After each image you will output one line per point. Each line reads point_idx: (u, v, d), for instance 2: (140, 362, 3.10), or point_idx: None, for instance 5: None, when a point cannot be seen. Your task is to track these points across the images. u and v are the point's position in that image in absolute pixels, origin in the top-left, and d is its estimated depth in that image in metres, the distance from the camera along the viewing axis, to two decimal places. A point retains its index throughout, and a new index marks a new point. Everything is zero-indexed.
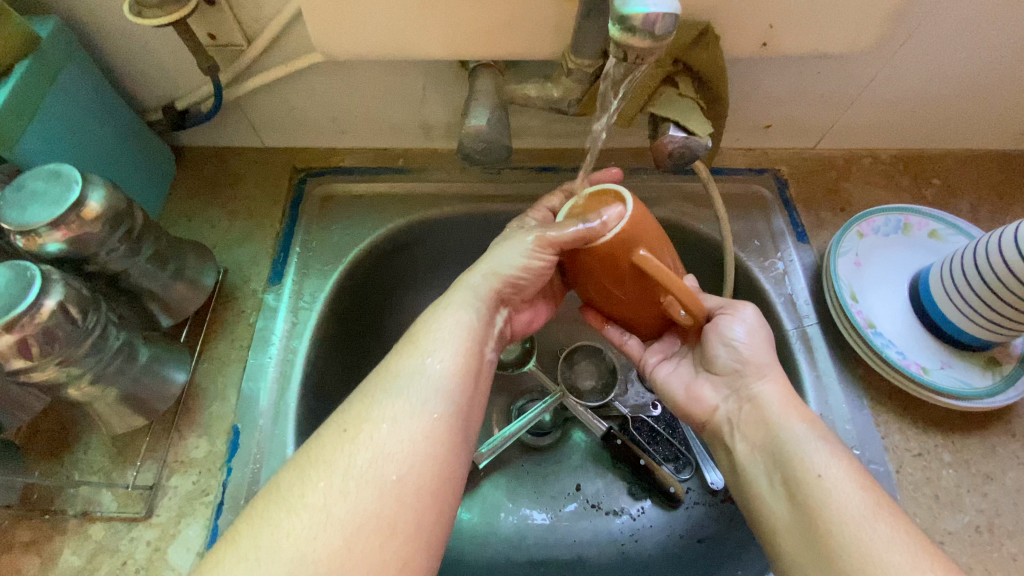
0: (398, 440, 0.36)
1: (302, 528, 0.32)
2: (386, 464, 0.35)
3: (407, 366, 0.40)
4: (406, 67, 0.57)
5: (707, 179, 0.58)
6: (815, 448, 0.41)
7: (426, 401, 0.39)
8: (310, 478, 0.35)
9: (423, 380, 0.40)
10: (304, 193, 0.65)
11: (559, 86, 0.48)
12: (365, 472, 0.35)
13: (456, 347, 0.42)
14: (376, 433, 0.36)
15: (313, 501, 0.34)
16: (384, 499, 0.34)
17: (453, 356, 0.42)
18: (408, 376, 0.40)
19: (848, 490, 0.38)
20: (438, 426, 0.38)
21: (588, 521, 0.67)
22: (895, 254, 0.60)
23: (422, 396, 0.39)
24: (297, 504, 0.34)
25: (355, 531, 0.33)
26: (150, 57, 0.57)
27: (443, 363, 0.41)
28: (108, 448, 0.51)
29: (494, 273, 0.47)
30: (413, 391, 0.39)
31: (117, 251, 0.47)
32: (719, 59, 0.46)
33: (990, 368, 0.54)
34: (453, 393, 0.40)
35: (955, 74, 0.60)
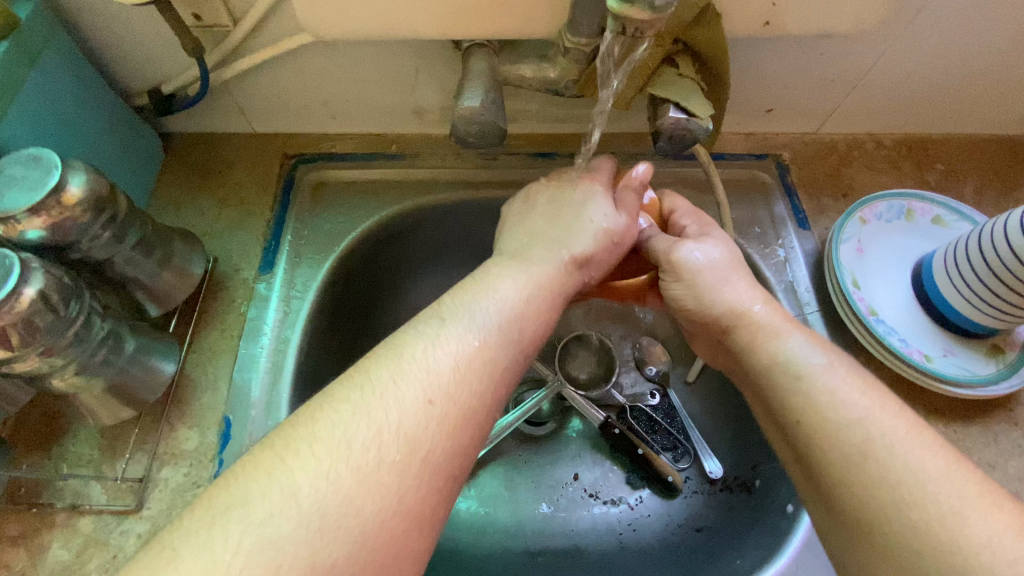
0: (442, 395, 0.34)
1: (316, 474, 0.29)
2: (424, 420, 0.32)
3: (474, 323, 0.38)
4: (398, 48, 0.55)
5: (707, 164, 0.56)
6: (832, 371, 0.40)
7: (480, 365, 0.36)
8: (344, 421, 0.31)
9: (479, 329, 0.37)
10: (295, 179, 0.64)
11: (555, 66, 0.47)
12: (402, 422, 0.32)
13: (513, 308, 0.39)
14: (419, 379, 0.34)
15: (339, 441, 0.31)
16: (410, 460, 0.31)
17: (510, 317, 0.39)
18: (473, 329, 0.37)
19: (871, 411, 0.37)
20: (483, 391, 0.35)
21: (586, 510, 0.67)
22: (898, 240, 0.59)
23: (477, 356, 0.36)
24: (323, 438, 0.31)
25: (372, 485, 0.30)
26: (134, 39, 0.55)
27: (501, 326, 0.38)
28: (96, 441, 0.50)
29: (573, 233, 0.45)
30: (471, 346, 0.36)
31: (99, 238, 0.46)
32: (720, 39, 0.45)
33: (993, 356, 0.54)
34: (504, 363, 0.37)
35: (961, 55, 0.59)
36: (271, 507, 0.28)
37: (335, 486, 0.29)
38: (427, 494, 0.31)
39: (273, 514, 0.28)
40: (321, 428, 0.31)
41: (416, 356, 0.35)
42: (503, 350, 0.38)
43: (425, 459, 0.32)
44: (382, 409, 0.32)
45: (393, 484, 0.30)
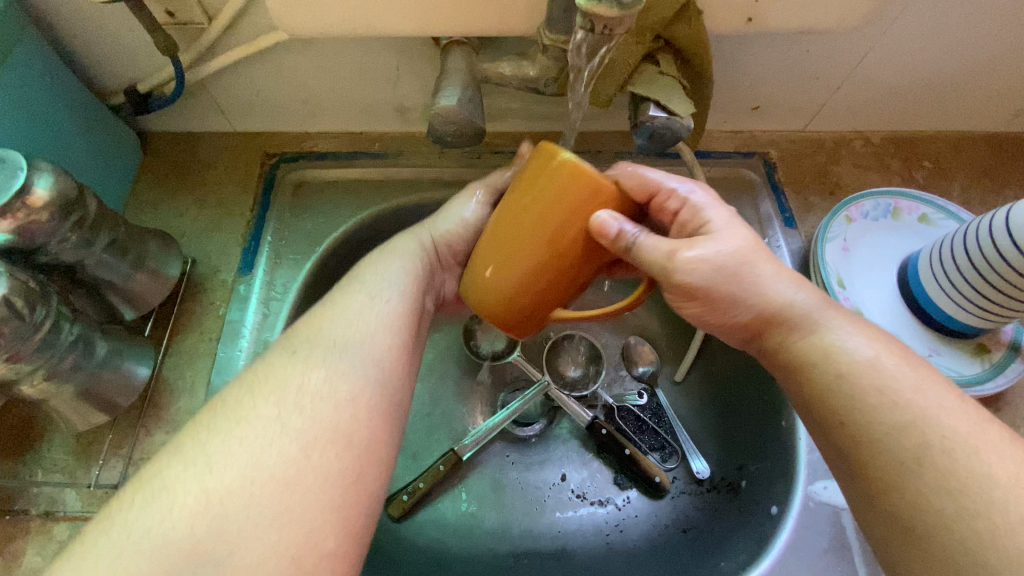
0: (346, 386, 0.37)
1: (234, 478, 0.32)
2: (333, 411, 0.35)
3: (349, 328, 0.40)
4: (377, 45, 0.54)
5: (691, 162, 0.56)
6: (835, 325, 0.40)
7: (366, 361, 0.39)
8: (257, 399, 0.36)
9: (373, 319, 0.41)
10: (276, 179, 0.63)
11: (534, 64, 0.46)
12: (311, 417, 0.35)
13: (398, 305, 0.43)
14: (311, 382, 0.36)
15: (255, 450, 0.33)
16: (325, 443, 0.34)
17: (396, 314, 0.42)
18: (353, 326, 0.40)
19: (875, 354, 0.39)
20: (380, 375, 0.38)
21: (573, 511, 0.66)
22: (885, 239, 0.58)
23: (361, 353, 0.39)
24: (237, 450, 0.33)
25: (303, 472, 0.33)
26: (107, 36, 0.54)
27: (383, 329, 0.41)
28: (71, 446, 0.49)
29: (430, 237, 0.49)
30: (353, 348, 0.39)
31: (69, 240, 0.45)
32: (701, 35, 0.44)
33: (980, 355, 0.53)
34: (396, 330, 0.41)
35: (947, 51, 0.58)
36: (206, 518, 0.31)
37: (259, 482, 0.32)
38: (356, 473, 0.34)
39: (201, 517, 0.31)
40: (227, 445, 0.33)
41: (307, 364, 0.37)
42: (392, 338, 0.41)
43: (349, 440, 0.35)
44: (283, 410, 0.35)
45: (322, 467, 0.33)
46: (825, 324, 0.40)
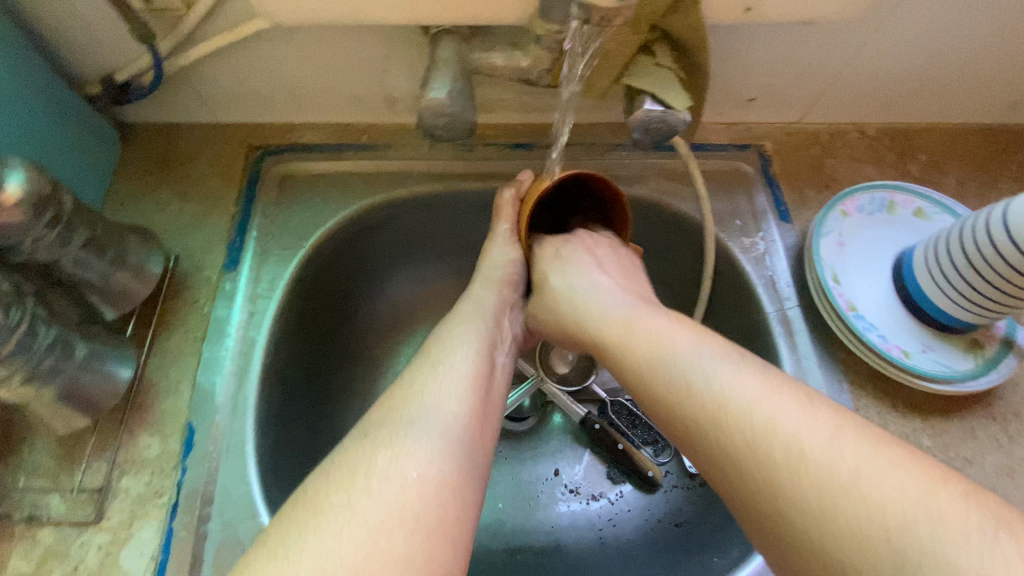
0: (417, 461, 0.34)
1: (308, 571, 0.28)
2: (405, 489, 0.32)
3: (417, 400, 0.38)
4: (364, 33, 0.52)
5: (687, 156, 0.54)
6: None
7: (439, 431, 0.36)
8: (334, 482, 0.33)
9: (446, 388, 0.39)
10: (261, 172, 0.61)
11: (527, 54, 0.44)
12: (383, 498, 0.31)
13: (468, 369, 0.41)
14: (382, 461, 0.33)
15: (329, 539, 0.29)
16: (397, 527, 0.30)
17: (468, 378, 0.40)
18: (425, 394, 0.38)
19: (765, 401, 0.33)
20: (455, 448, 0.35)
21: (567, 507, 0.66)
22: (879, 234, 0.58)
23: (434, 424, 0.36)
24: (310, 541, 0.29)
25: (375, 560, 0.29)
26: (80, 23, 0.52)
27: (451, 400, 0.38)
28: (53, 450, 0.48)
29: (483, 300, 0.48)
30: (424, 419, 0.36)
31: (44, 239, 0.43)
32: (699, 26, 0.43)
33: (973, 350, 0.53)
34: (469, 392, 0.39)
35: (945, 43, 0.57)
36: None
37: (330, 574, 0.28)
38: (432, 559, 0.30)
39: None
40: (301, 535, 0.30)
41: (379, 442, 0.35)
42: (466, 406, 0.38)
43: (425, 521, 0.31)
44: (358, 494, 0.32)
45: (395, 554, 0.29)
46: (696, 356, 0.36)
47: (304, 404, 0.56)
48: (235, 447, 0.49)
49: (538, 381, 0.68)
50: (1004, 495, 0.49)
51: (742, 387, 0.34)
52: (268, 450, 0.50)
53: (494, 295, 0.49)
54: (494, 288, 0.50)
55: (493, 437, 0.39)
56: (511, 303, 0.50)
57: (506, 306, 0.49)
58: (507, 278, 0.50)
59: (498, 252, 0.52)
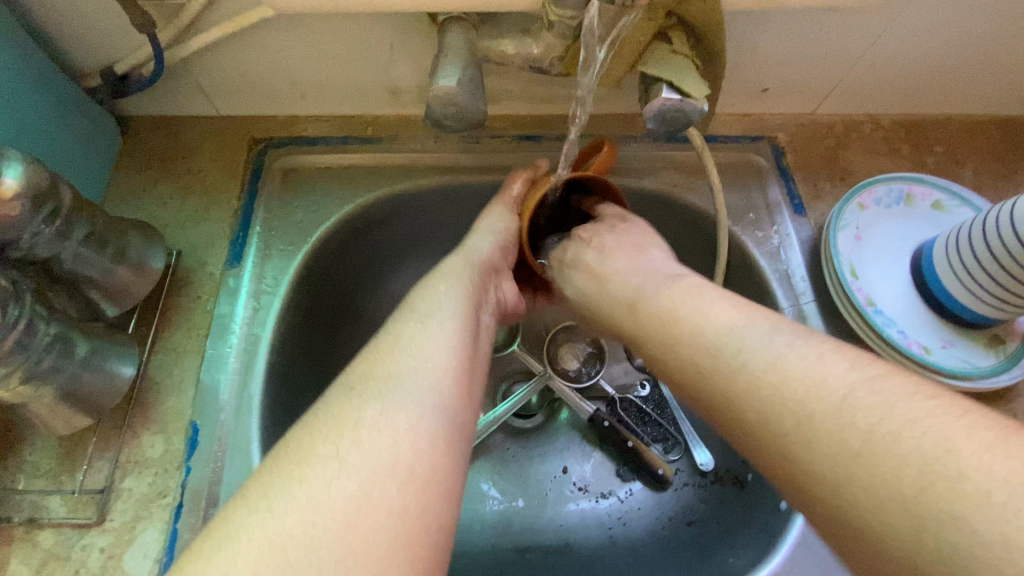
0: (407, 413, 0.32)
1: (296, 523, 0.27)
2: (394, 442, 0.31)
3: (403, 354, 0.36)
4: (368, 22, 0.51)
5: (701, 147, 0.53)
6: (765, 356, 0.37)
7: (429, 384, 0.35)
8: (319, 436, 0.31)
9: (434, 342, 0.37)
10: (264, 165, 0.60)
11: (538, 42, 0.43)
12: (372, 451, 0.30)
13: (454, 323, 0.40)
14: (370, 414, 0.32)
15: (317, 491, 0.28)
16: (389, 477, 0.29)
17: (456, 333, 0.39)
18: (410, 347, 0.37)
19: (777, 346, 0.33)
20: (445, 402, 0.34)
21: (576, 505, 0.65)
22: (897, 227, 0.56)
23: (422, 377, 0.35)
24: (297, 492, 0.28)
25: (366, 511, 0.28)
26: (78, 12, 0.50)
27: (439, 352, 0.37)
28: (54, 450, 0.47)
29: (471, 258, 0.47)
30: (411, 372, 0.35)
31: (42, 234, 0.42)
32: (716, 11, 0.41)
33: (994, 346, 0.52)
34: (457, 346, 0.38)
35: (965, 31, 0.56)
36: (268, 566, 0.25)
37: (321, 525, 0.27)
38: (426, 510, 0.29)
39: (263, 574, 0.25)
40: (286, 487, 0.28)
41: (366, 395, 0.33)
42: (453, 359, 0.37)
43: (418, 472, 0.30)
44: (345, 447, 0.30)
45: (387, 505, 0.28)
46: (708, 311, 0.37)
47: (310, 403, 0.55)
48: (240, 447, 0.48)
49: (547, 378, 0.67)
50: None
51: (762, 343, 0.33)
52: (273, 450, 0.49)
53: (481, 253, 0.48)
54: (484, 248, 0.48)
55: (480, 392, 0.38)
56: (499, 266, 0.49)
57: (492, 267, 0.48)
58: (497, 242, 0.49)
59: (491, 219, 0.51)
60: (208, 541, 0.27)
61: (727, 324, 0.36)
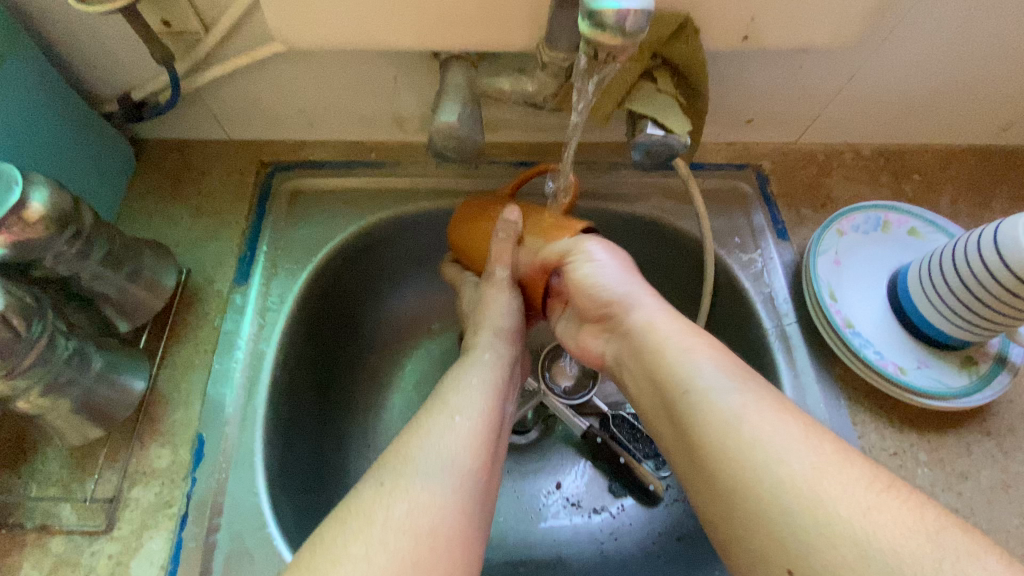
0: (429, 515, 0.34)
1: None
2: (416, 543, 0.33)
3: (429, 450, 0.38)
4: (374, 57, 0.54)
5: (687, 175, 0.56)
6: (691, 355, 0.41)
7: (450, 483, 0.37)
8: (349, 532, 0.33)
9: (459, 435, 0.40)
10: (272, 187, 0.63)
11: (533, 79, 0.46)
12: (396, 551, 0.32)
13: (481, 419, 0.42)
14: (396, 513, 0.34)
15: None
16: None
17: (478, 430, 0.41)
18: (438, 442, 0.39)
19: (781, 424, 0.35)
20: (464, 499, 0.37)
21: (569, 521, 0.67)
22: (874, 252, 0.59)
23: (445, 474, 0.37)
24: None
25: None
26: (100, 43, 0.53)
27: (462, 448, 0.39)
28: (66, 459, 0.49)
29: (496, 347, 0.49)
30: (437, 471, 0.37)
31: (65, 254, 0.44)
32: (699, 54, 0.45)
33: (967, 367, 0.54)
34: (482, 444, 0.41)
35: (936, 69, 0.59)
36: None
37: None
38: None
39: None
40: None
41: (394, 492, 0.35)
42: (476, 457, 0.40)
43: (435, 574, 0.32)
44: (373, 545, 0.32)
45: None
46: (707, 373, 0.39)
47: (312, 416, 0.57)
48: (244, 459, 0.49)
49: (540, 395, 0.70)
50: (998, 510, 0.50)
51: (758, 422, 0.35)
52: (275, 461, 0.51)
53: (502, 341, 0.51)
54: (503, 333, 0.51)
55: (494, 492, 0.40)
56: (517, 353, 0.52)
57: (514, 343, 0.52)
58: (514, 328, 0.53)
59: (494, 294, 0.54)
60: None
61: (728, 397, 0.37)
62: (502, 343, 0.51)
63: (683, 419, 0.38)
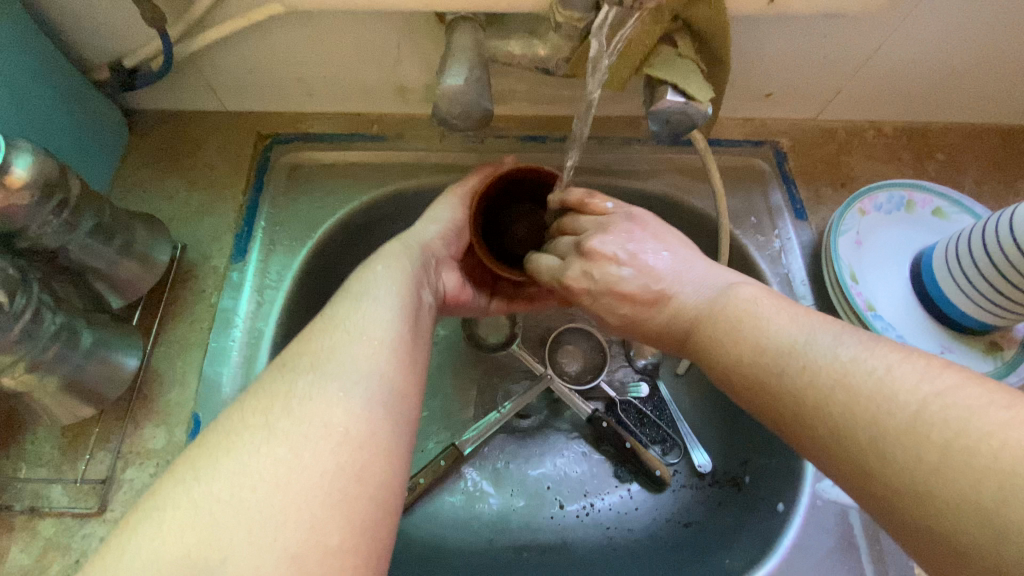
0: (340, 391, 0.32)
1: (222, 490, 0.27)
2: (325, 417, 0.30)
3: (330, 336, 0.35)
4: (376, 21, 0.51)
5: (704, 151, 0.53)
6: (759, 312, 0.37)
7: (359, 366, 0.33)
8: (253, 410, 0.31)
9: (366, 316, 0.37)
10: (270, 161, 0.60)
11: (545, 43, 0.43)
12: (304, 421, 0.30)
13: (395, 300, 0.38)
14: (302, 390, 0.31)
15: (244, 460, 0.28)
16: (320, 444, 0.29)
17: (391, 313, 0.37)
18: (343, 327, 0.36)
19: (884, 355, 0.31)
20: (376, 369, 0.34)
21: (576, 506, 0.65)
22: (897, 233, 0.57)
23: (353, 358, 0.34)
24: (223, 464, 0.28)
25: (297, 477, 0.28)
26: (89, 6, 0.51)
27: (371, 326, 0.36)
28: (56, 439, 0.47)
29: (416, 241, 0.46)
30: (342, 353, 0.34)
31: (49, 224, 0.42)
32: (721, 17, 0.42)
33: (992, 353, 0.52)
34: (394, 322, 0.37)
35: (968, 41, 0.56)
36: (202, 527, 0.26)
37: (249, 489, 0.27)
38: (361, 473, 0.29)
39: (189, 532, 0.26)
40: (213, 460, 0.28)
41: (298, 373, 0.33)
42: (388, 335, 0.36)
43: (351, 437, 0.30)
44: (274, 421, 0.30)
45: (318, 471, 0.28)
46: (768, 317, 0.36)
47: None
48: None
49: (547, 380, 0.68)
50: None
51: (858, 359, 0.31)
52: None
53: (427, 235, 0.48)
54: (428, 231, 0.48)
55: (420, 367, 0.37)
56: (448, 251, 0.49)
57: (439, 254, 0.47)
58: (445, 228, 0.49)
59: (427, 225, 0.49)
60: (135, 516, 0.27)
61: (807, 335, 0.34)
62: (427, 237, 0.47)
63: (788, 391, 0.33)
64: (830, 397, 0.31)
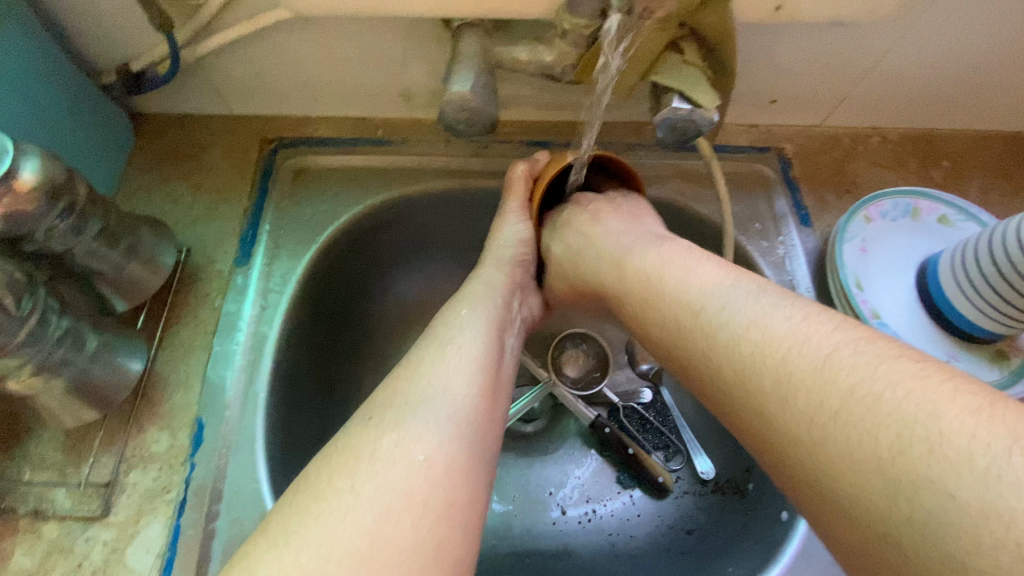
0: (425, 445, 0.33)
1: (309, 559, 0.28)
2: (411, 474, 0.32)
3: (416, 384, 0.37)
4: (382, 27, 0.51)
5: (709, 156, 0.53)
6: (680, 268, 0.41)
7: (445, 412, 0.35)
8: (339, 463, 0.33)
9: (448, 365, 0.39)
10: (275, 165, 0.60)
11: (552, 49, 0.44)
12: (388, 484, 0.31)
13: (477, 348, 0.41)
14: (385, 445, 0.33)
15: (331, 524, 0.29)
16: (404, 512, 0.30)
17: (474, 360, 0.40)
18: (427, 377, 0.38)
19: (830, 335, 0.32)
20: (458, 427, 0.35)
21: (578, 512, 0.65)
22: (902, 240, 0.57)
23: (439, 406, 0.36)
24: (308, 528, 0.29)
25: (382, 545, 0.29)
26: (96, 11, 0.51)
27: (457, 380, 0.38)
28: (60, 442, 0.47)
29: (492, 283, 0.48)
30: (428, 402, 0.36)
31: (57, 229, 0.42)
32: (728, 26, 0.42)
33: (998, 361, 0.52)
34: (475, 373, 0.39)
35: (974, 48, 0.56)
36: None
37: (333, 560, 0.28)
38: (438, 546, 0.30)
39: None
40: (301, 520, 0.30)
41: (382, 425, 0.34)
42: (472, 386, 0.38)
43: (433, 505, 0.31)
44: (358, 478, 0.31)
45: (403, 539, 0.29)
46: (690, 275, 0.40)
47: (314, 403, 0.55)
48: (245, 445, 0.48)
49: (550, 386, 0.66)
50: None
51: (757, 317, 0.35)
52: (277, 446, 0.49)
53: (499, 278, 0.49)
54: (499, 271, 0.50)
55: (497, 420, 0.38)
56: (518, 282, 0.51)
57: (518, 286, 0.50)
58: (516, 262, 0.51)
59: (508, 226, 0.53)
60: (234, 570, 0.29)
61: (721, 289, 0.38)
62: (503, 275, 0.49)
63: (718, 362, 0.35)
64: (785, 386, 0.32)
